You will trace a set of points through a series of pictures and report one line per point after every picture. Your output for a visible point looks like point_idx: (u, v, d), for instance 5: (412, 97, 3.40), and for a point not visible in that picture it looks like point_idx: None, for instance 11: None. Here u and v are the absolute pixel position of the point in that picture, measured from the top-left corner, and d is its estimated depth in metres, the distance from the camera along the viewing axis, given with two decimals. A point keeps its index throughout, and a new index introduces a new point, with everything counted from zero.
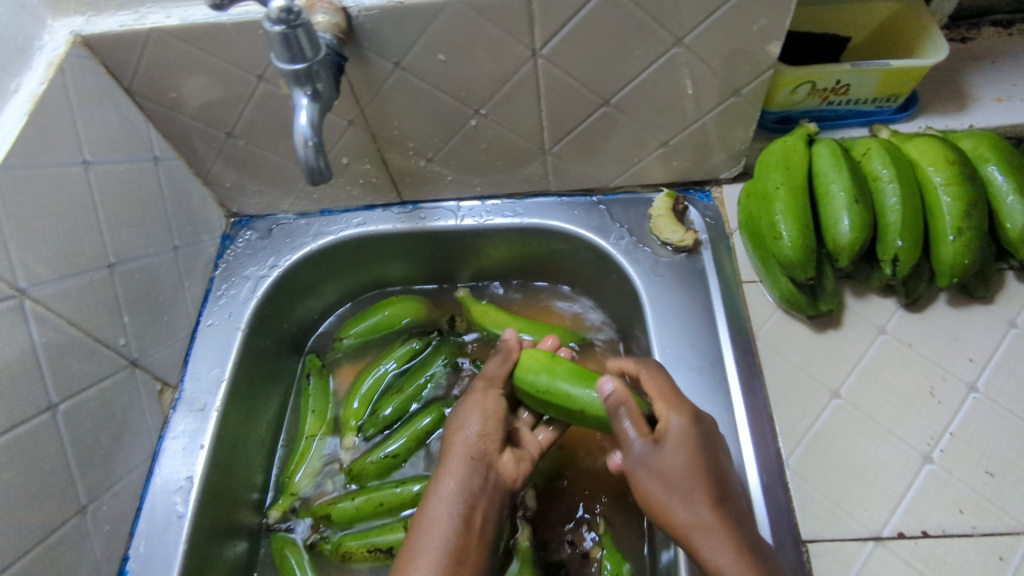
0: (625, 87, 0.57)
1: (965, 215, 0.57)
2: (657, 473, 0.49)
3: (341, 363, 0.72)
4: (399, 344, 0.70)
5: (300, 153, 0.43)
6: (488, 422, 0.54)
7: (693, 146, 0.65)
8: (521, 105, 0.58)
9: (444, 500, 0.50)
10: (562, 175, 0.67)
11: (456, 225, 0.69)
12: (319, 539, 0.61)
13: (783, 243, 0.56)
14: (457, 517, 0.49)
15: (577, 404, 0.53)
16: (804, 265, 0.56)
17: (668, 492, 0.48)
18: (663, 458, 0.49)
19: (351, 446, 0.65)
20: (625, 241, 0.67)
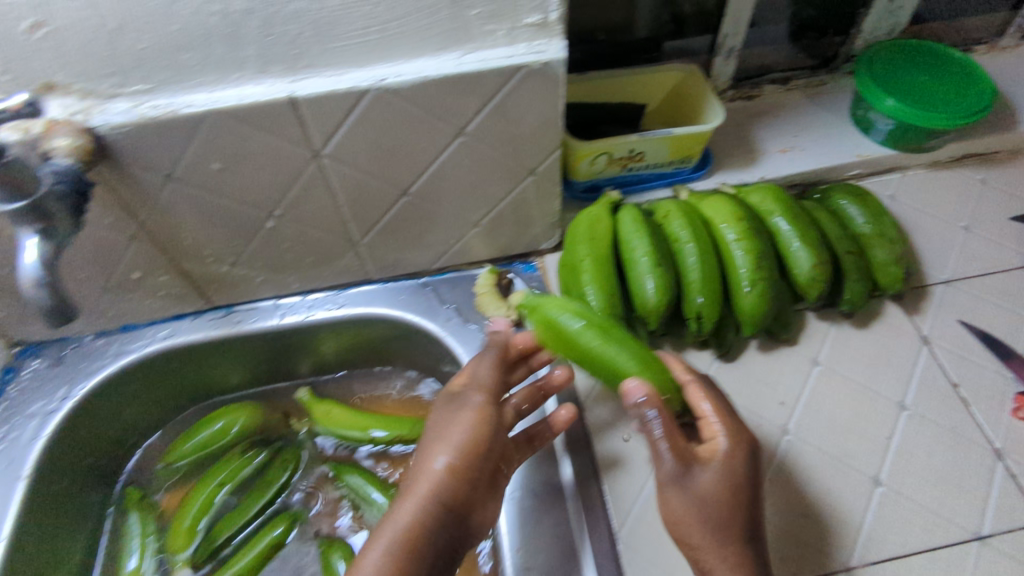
0: (421, 177, 0.57)
1: (757, 260, 0.60)
2: (698, 489, 0.47)
3: (167, 488, 0.65)
4: (234, 459, 0.65)
5: (30, 298, 0.43)
6: (469, 445, 0.45)
7: (506, 222, 0.66)
8: (318, 203, 0.57)
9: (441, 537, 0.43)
10: (382, 262, 0.66)
11: (276, 325, 0.66)
12: None
13: None
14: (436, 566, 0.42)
15: (539, 315, 0.56)
16: None
17: (697, 504, 0.47)
18: (699, 475, 0.47)
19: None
20: (454, 321, 0.67)
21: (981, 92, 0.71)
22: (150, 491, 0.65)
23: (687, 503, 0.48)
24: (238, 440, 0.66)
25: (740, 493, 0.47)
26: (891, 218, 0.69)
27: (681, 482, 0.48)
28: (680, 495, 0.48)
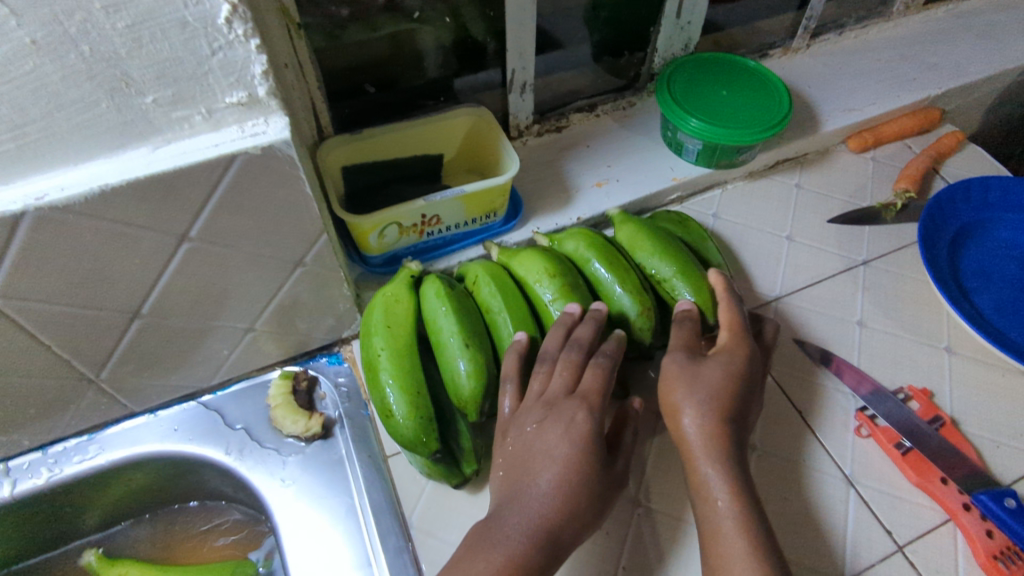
0: (151, 293, 0.46)
1: (570, 296, 0.56)
2: (703, 395, 0.48)
3: None
4: None
5: None
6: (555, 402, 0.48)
7: (289, 320, 0.55)
8: (14, 350, 0.44)
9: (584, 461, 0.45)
10: (140, 392, 0.54)
11: (6, 496, 0.52)
12: None
13: (397, 420, 0.49)
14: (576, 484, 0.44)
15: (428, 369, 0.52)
16: (425, 440, 0.48)
17: (708, 430, 0.47)
18: (709, 371, 0.49)
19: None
20: (245, 446, 0.55)
21: (778, 102, 0.70)
22: None
23: (701, 427, 0.47)
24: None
25: (745, 380, 0.50)
26: (704, 232, 0.66)
27: (693, 408, 0.48)
28: (697, 431, 0.47)
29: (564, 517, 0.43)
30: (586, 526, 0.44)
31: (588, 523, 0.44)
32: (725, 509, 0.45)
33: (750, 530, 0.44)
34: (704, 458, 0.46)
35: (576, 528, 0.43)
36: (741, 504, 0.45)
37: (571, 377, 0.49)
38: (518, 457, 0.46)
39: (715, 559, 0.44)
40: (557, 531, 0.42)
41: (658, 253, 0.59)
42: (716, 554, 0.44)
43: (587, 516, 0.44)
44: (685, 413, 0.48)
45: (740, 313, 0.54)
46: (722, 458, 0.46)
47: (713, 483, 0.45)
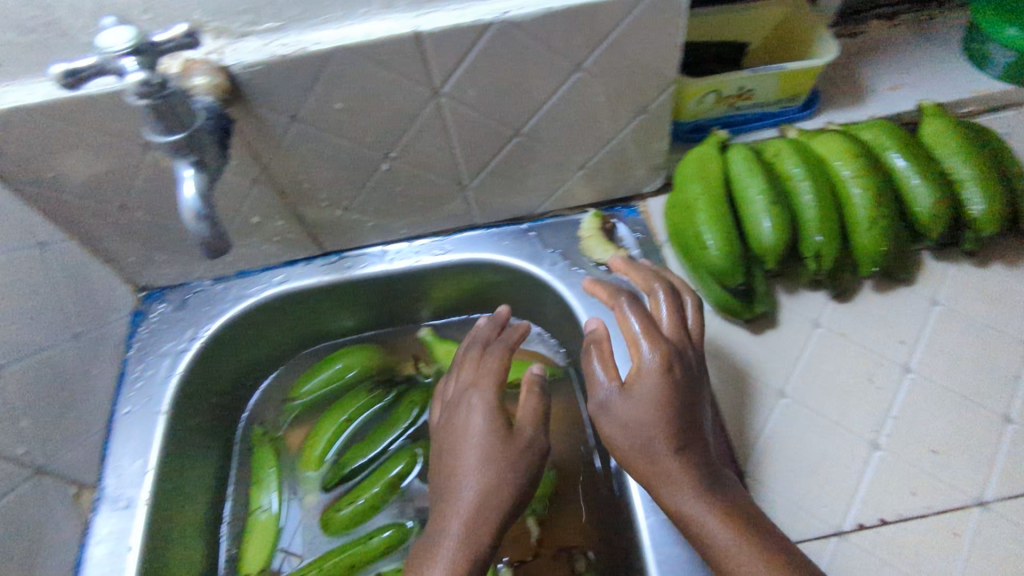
0: (535, 115, 0.56)
1: (875, 218, 0.57)
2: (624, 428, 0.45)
3: (290, 426, 0.68)
4: (358, 395, 0.67)
5: (189, 227, 0.39)
6: (487, 412, 0.48)
7: (610, 166, 0.65)
8: (432, 145, 0.56)
9: (486, 510, 0.43)
10: (488, 207, 0.66)
11: (384, 270, 0.67)
12: None
13: (710, 251, 0.57)
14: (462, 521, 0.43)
15: None
16: (732, 270, 0.56)
17: (684, 464, 0.43)
18: (628, 404, 0.45)
19: (313, 502, 0.63)
20: (560, 265, 0.67)
21: None
22: (274, 425, 0.68)
23: (646, 398, 0.45)
24: (361, 380, 0.68)
25: (677, 407, 0.44)
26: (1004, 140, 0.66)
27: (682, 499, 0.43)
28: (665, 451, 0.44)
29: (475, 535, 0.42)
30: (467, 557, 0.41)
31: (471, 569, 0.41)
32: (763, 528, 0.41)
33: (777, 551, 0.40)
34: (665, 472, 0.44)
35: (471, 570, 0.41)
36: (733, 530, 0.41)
37: (593, 354, 0.51)
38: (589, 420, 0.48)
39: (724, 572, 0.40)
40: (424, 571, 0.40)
41: (964, 151, 0.60)
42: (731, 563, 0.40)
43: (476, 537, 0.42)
44: (602, 396, 0.47)
45: (679, 321, 0.51)
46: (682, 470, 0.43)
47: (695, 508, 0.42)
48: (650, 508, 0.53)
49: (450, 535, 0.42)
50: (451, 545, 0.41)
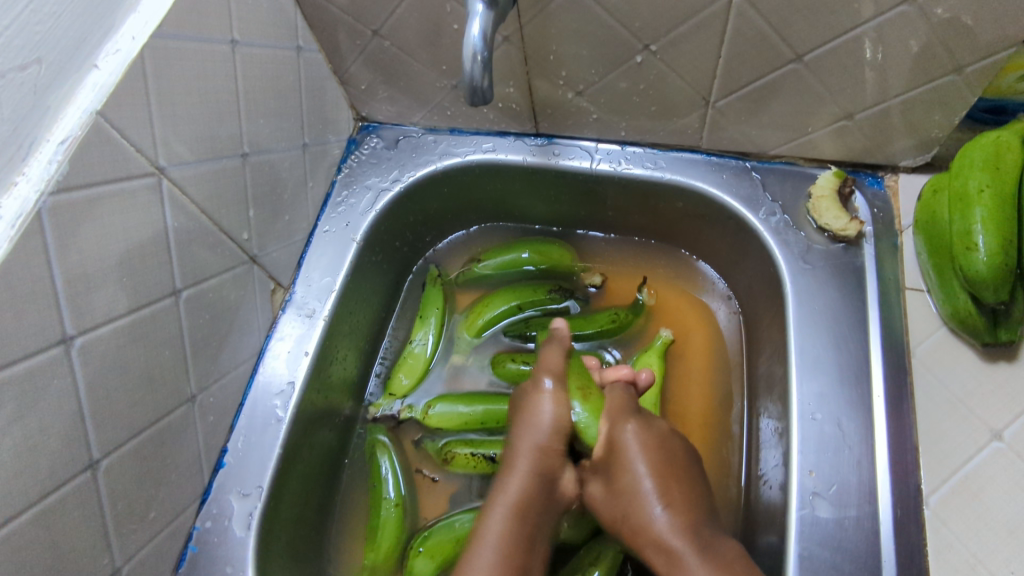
0: (829, 42, 0.48)
1: None
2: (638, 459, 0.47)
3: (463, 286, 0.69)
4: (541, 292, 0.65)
5: (465, 66, 0.40)
6: (562, 419, 0.49)
7: (879, 127, 0.55)
8: (698, 48, 0.51)
9: (524, 431, 0.50)
10: (720, 133, 0.59)
11: (588, 168, 0.63)
12: (424, 442, 0.60)
13: (975, 256, 0.46)
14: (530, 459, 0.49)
15: None
16: (997, 285, 0.46)
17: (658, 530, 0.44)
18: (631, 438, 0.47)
19: (458, 363, 0.65)
20: (776, 219, 0.59)
21: None
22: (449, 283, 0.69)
23: (638, 441, 0.47)
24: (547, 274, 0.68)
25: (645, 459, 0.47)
26: None
27: (632, 443, 0.47)
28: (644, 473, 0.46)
29: (523, 402, 0.52)
30: (547, 398, 0.50)
31: (564, 436, 0.49)
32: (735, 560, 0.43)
33: (684, 523, 0.44)
34: (631, 490, 0.46)
35: (566, 414, 0.49)
36: (668, 503, 0.46)
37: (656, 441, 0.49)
38: (619, 465, 0.47)
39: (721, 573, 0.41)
40: (512, 443, 0.51)
41: None
42: (666, 558, 0.43)
43: (540, 393, 0.51)
44: (627, 428, 0.48)
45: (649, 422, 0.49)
46: (651, 443, 0.48)
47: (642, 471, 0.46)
48: (806, 502, 0.48)
49: (521, 468, 0.49)
50: (524, 463, 0.49)
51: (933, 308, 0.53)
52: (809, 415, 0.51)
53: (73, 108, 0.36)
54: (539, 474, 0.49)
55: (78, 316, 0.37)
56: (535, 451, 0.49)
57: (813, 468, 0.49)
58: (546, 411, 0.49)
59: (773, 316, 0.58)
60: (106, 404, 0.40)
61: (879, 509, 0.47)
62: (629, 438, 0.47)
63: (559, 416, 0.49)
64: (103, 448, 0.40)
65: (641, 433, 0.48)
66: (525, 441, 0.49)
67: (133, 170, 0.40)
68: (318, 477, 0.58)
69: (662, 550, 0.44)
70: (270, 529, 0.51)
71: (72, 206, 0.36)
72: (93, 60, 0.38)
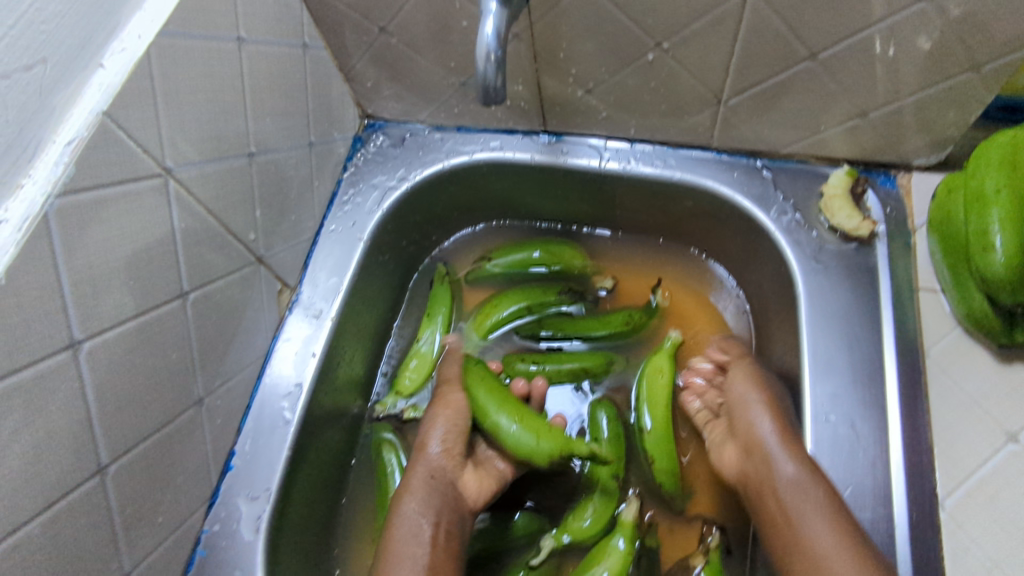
0: (845, 40, 0.48)
1: None
2: (775, 423, 0.51)
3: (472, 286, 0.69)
4: (552, 292, 0.65)
5: (479, 66, 0.39)
6: (451, 436, 0.52)
7: (893, 125, 0.54)
8: (711, 46, 0.50)
9: (422, 446, 0.52)
10: (731, 131, 0.59)
11: (598, 167, 0.62)
12: None
13: (993, 258, 0.46)
14: (427, 472, 0.50)
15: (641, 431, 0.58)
16: (1014, 288, 0.45)
17: (834, 527, 0.44)
18: (761, 423, 0.51)
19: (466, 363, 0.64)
20: (788, 218, 0.58)
21: None
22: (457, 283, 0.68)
23: (773, 432, 0.50)
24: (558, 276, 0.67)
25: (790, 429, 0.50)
26: None
27: (751, 401, 0.54)
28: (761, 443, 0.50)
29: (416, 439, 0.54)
30: (444, 411, 0.53)
31: (458, 455, 0.52)
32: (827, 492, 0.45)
33: (819, 490, 0.46)
34: (772, 458, 0.49)
35: (454, 438, 0.52)
36: (795, 458, 0.48)
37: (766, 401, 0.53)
38: (748, 434, 0.52)
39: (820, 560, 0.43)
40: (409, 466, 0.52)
41: None
42: (799, 510, 0.46)
43: (433, 413, 0.53)
44: (761, 422, 0.51)
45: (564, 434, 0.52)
46: (781, 429, 0.50)
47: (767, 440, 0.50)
48: None
49: (415, 497, 0.48)
50: (418, 495, 0.49)
51: (947, 309, 0.52)
52: (824, 417, 0.50)
53: (79, 108, 0.36)
54: (434, 490, 0.49)
55: (86, 319, 0.37)
56: (429, 477, 0.50)
57: (827, 470, 0.48)
58: (433, 448, 0.51)
59: (785, 317, 0.57)
60: (115, 409, 0.40)
61: (893, 512, 0.46)
62: (761, 424, 0.51)
63: (450, 450, 0.51)
64: (111, 453, 0.40)
65: (759, 395, 0.54)
66: (418, 475, 0.50)
67: (140, 171, 0.39)
68: (326, 479, 0.57)
69: (799, 504, 0.46)
70: (279, 532, 0.50)
71: (79, 208, 0.35)
72: (100, 59, 0.37)
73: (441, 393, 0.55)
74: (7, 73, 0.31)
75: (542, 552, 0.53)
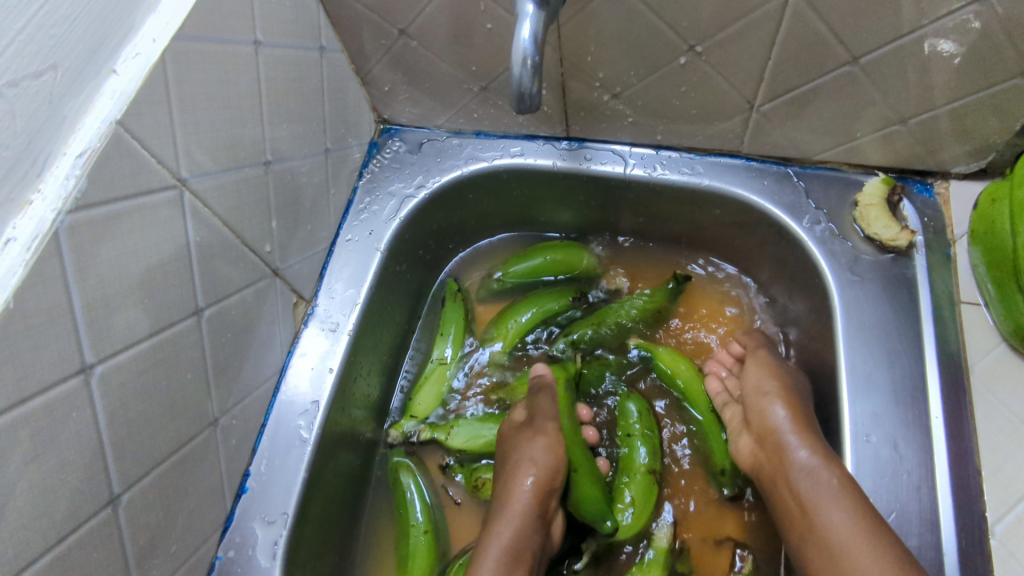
0: (888, 44, 0.46)
1: None
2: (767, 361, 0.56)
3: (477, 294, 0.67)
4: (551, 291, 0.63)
5: (514, 71, 0.37)
6: (541, 479, 0.51)
7: (932, 133, 0.52)
8: (747, 50, 0.48)
9: (509, 521, 0.49)
10: (762, 137, 0.57)
11: (622, 173, 0.60)
12: (451, 467, 0.58)
13: None
14: (508, 521, 0.49)
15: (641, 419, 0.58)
16: None
17: (859, 513, 0.44)
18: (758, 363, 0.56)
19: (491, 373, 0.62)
20: (821, 228, 0.56)
21: None
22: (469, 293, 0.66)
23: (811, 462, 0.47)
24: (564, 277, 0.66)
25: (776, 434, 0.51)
26: None
27: (772, 400, 0.52)
28: (756, 370, 0.56)
29: (507, 462, 0.53)
30: (539, 453, 0.52)
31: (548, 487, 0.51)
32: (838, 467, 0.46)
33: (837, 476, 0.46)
34: (798, 463, 0.48)
35: (542, 485, 0.51)
36: (810, 445, 0.48)
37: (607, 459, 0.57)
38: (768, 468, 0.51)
39: (836, 560, 0.44)
40: (500, 501, 0.51)
41: None
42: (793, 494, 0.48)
43: (533, 441, 0.53)
44: (802, 451, 0.48)
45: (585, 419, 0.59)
46: (767, 364, 0.56)
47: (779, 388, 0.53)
48: None
49: (502, 529, 0.49)
50: (502, 536, 0.48)
51: (989, 323, 0.50)
52: (862, 437, 0.48)
53: (91, 116, 0.33)
54: (529, 525, 0.49)
55: (98, 342, 0.35)
56: (517, 504, 0.50)
57: (868, 494, 0.46)
58: (528, 478, 0.51)
59: (819, 331, 0.55)
60: (128, 435, 0.37)
61: (941, 539, 0.44)
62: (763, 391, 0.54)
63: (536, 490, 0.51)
64: (123, 482, 0.37)
65: (761, 359, 0.56)
66: (512, 506, 0.50)
67: (154, 183, 0.37)
68: (343, 499, 0.55)
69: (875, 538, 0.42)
70: (297, 557, 0.48)
71: (91, 224, 0.33)
72: (112, 64, 0.35)
73: (540, 429, 0.53)
74: (16, 81, 0.29)
75: (586, 555, 0.53)
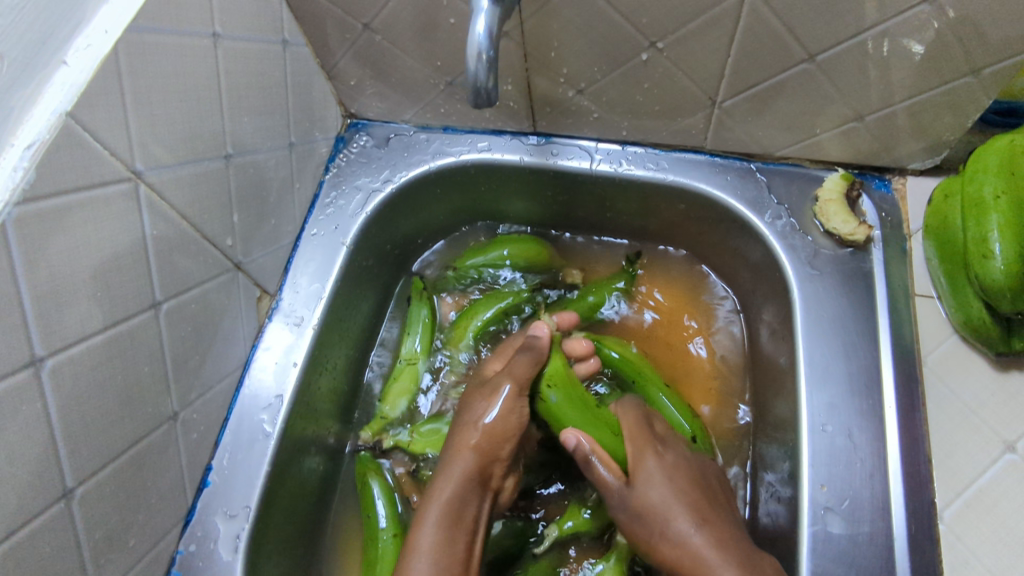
0: (843, 42, 0.46)
1: None
2: (677, 463, 0.49)
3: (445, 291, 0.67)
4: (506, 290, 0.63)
5: (469, 66, 0.38)
6: (501, 425, 0.50)
7: (889, 130, 0.53)
8: (707, 47, 0.49)
9: (458, 466, 0.48)
10: (724, 133, 0.57)
11: (588, 169, 0.61)
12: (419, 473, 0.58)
13: (992, 265, 0.45)
14: (462, 468, 0.48)
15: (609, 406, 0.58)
16: (1014, 296, 0.45)
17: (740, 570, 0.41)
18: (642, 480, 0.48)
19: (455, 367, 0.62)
20: (782, 223, 0.57)
21: None
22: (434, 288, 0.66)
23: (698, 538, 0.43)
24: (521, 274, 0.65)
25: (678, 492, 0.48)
26: None
27: (654, 475, 0.48)
28: (654, 469, 0.48)
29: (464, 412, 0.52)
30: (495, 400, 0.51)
31: (507, 434, 0.50)
32: (736, 538, 0.44)
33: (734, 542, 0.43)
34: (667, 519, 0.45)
35: (500, 428, 0.50)
36: (694, 519, 0.45)
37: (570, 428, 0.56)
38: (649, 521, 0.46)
39: None
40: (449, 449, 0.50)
41: None
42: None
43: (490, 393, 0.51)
44: (686, 521, 0.45)
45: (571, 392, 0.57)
46: (672, 467, 0.48)
47: (655, 471, 0.48)
48: (818, 518, 0.46)
49: (453, 477, 0.48)
50: (450, 484, 0.47)
51: (944, 316, 0.52)
52: (819, 427, 0.49)
53: (39, 108, 0.33)
54: (474, 474, 0.48)
55: (49, 335, 0.34)
56: (468, 454, 0.49)
57: (824, 482, 0.47)
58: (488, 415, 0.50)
59: (780, 324, 0.56)
60: (81, 428, 0.37)
61: (892, 524, 0.45)
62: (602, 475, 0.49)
63: (489, 435, 0.49)
64: (77, 476, 0.37)
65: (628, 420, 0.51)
66: (460, 456, 0.49)
67: (107, 175, 0.37)
68: (308, 493, 0.55)
69: None
70: (259, 551, 0.48)
71: (39, 217, 0.33)
72: (61, 56, 0.34)
73: (496, 386, 0.51)
74: None
75: (547, 541, 0.54)
